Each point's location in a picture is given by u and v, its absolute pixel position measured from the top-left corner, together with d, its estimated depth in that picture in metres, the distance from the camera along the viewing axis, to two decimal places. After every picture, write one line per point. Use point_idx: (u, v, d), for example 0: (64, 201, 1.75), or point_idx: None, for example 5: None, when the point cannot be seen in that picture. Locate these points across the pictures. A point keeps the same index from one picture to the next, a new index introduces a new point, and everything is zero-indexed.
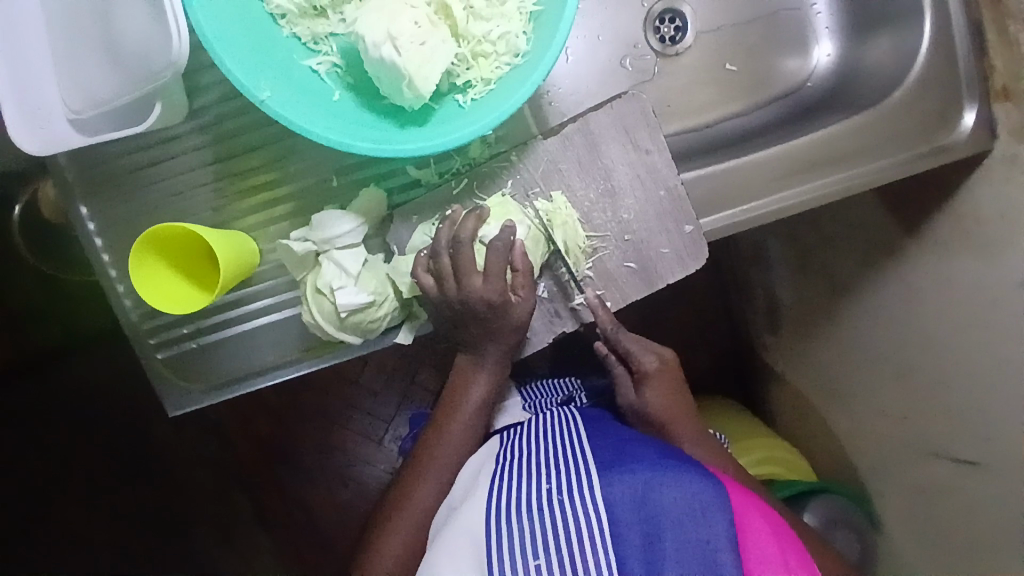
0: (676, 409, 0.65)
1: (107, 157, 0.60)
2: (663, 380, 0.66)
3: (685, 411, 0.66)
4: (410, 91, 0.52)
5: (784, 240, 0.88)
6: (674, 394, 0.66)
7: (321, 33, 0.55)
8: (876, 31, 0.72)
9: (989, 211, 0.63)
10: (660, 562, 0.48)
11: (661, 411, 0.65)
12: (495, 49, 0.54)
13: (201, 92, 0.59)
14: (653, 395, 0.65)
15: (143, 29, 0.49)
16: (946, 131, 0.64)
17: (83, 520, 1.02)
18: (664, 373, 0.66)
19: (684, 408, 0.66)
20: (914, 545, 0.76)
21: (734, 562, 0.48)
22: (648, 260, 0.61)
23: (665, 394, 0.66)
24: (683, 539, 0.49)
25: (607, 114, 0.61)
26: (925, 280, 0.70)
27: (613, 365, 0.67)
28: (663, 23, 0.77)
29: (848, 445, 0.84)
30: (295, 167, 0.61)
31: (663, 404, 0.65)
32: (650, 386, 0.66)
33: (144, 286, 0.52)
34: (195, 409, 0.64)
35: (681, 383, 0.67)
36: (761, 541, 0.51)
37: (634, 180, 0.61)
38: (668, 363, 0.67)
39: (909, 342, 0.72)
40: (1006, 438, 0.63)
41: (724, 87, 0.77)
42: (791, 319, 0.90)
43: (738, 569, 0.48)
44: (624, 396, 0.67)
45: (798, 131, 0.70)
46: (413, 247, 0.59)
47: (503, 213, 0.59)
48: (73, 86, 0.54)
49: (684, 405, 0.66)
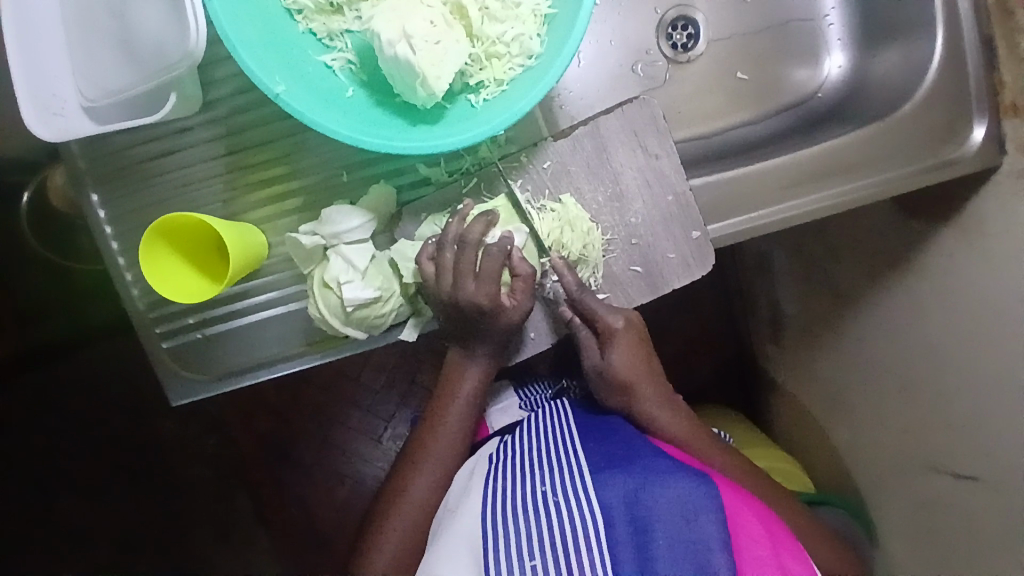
0: (640, 367, 0.63)
1: (120, 146, 0.60)
2: (629, 343, 0.61)
3: (649, 368, 0.64)
4: (423, 90, 0.52)
5: (790, 251, 0.88)
6: (640, 352, 0.63)
7: (336, 30, 0.56)
8: (887, 44, 0.72)
9: (995, 227, 0.63)
10: (654, 562, 0.48)
11: (625, 374, 0.63)
12: (509, 50, 0.54)
13: (215, 84, 0.59)
14: (618, 356, 0.62)
15: (158, 22, 0.50)
16: (954, 145, 0.64)
17: (79, 508, 1.02)
18: (630, 332, 0.61)
19: (648, 365, 0.64)
20: (910, 560, 0.76)
21: (727, 562, 0.48)
22: (653, 265, 0.62)
23: (632, 356, 0.62)
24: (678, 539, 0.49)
25: (617, 118, 0.61)
26: (928, 294, 0.70)
27: (575, 328, 0.62)
28: (675, 30, 0.77)
29: (846, 458, 0.84)
30: (305, 161, 0.61)
31: (627, 365, 0.62)
32: (616, 348, 0.62)
33: (148, 262, 0.52)
34: (198, 399, 0.64)
35: (647, 338, 0.64)
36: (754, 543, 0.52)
37: (642, 184, 0.61)
38: (635, 321, 0.62)
39: (911, 355, 0.73)
40: (1008, 455, 0.63)
41: (734, 95, 0.77)
42: (794, 330, 0.90)
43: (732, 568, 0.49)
44: (588, 355, 0.63)
45: (805, 140, 0.71)
46: (421, 235, 0.60)
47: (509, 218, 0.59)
48: (86, 76, 0.55)
49: (648, 360, 0.64)
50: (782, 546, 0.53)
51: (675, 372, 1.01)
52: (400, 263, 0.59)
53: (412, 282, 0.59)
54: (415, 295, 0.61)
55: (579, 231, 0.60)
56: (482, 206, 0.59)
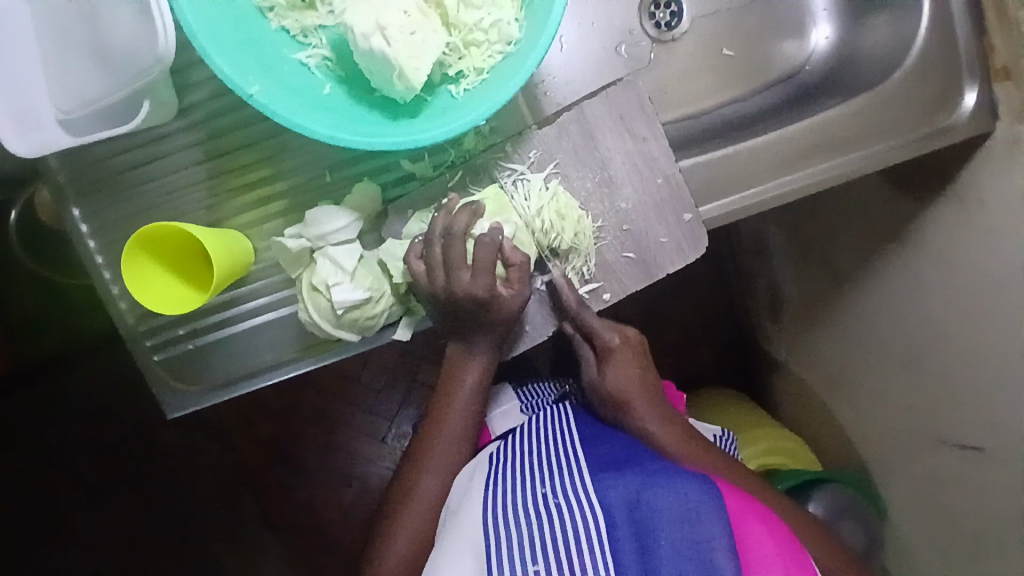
0: (637, 383, 0.63)
1: (99, 157, 0.59)
2: (625, 358, 0.64)
3: (646, 385, 0.64)
4: (401, 82, 0.51)
5: (784, 228, 0.87)
6: (637, 368, 0.64)
7: (310, 26, 0.54)
8: (874, 12, 0.71)
9: (990, 193, 0.62)
10: (655, 563, 0.47)
11: (623, 388, 0.63)
12: (487, 37, 0.53)
13: (190, 88, 0.58)
14: (615, 372, 0.64)
15: (128, 26, 0.48)
16: (945, 113, 0.63)
17: (86, 524, 1.01)
18: (626, 349, 0.64)
19: (646, 384, 0.64)
20: (921, 535, 0.75)
21: (729, 561, 0.47)
22: (646, 250, 0.60)
23: (629, 372, 0.64)
24: (678, 538, 0.48)
25: (603, 102, 0.59)
26: (928, 265, 0.69)
27: (579, 345, 0.65)
28: (658, 9, 0.75)
29: (852, 435, 0.83)
30: (287, 163, 0.60)
31: (625, 381, 0.63)
32: (613, 364, 0.64)
33: (130, 269, 0.51)
34: (195, 410, 0.64)
35: (645, 358, 0.65)
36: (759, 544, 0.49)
37: (631, 168, 0.60)
38: (632, 341, 0.65)
39: (912, 328, 0.72)
40: (1012, 425, 0.62)
41: (721, 73, 0.76)
42: (793, 308, 0.89)
43: (735, 568, 0.47)
44: (587, 371, 0.65)
45: (795, 115, 0.69)
46: (408, 233, 0.58)
47: (497, 209, 0.58)
48: (61, 88, 0.54)
49: (647, 378, 0.65)
50: (786, 551, 0.51)
51: (678, 356, 1.00)
52: (387, 260, 0.57)
53: (401, 280, 0.58)
54: (408, 296, 0.60)
55: (570, 219, 0.58)
56: (468, 198, 0.58)
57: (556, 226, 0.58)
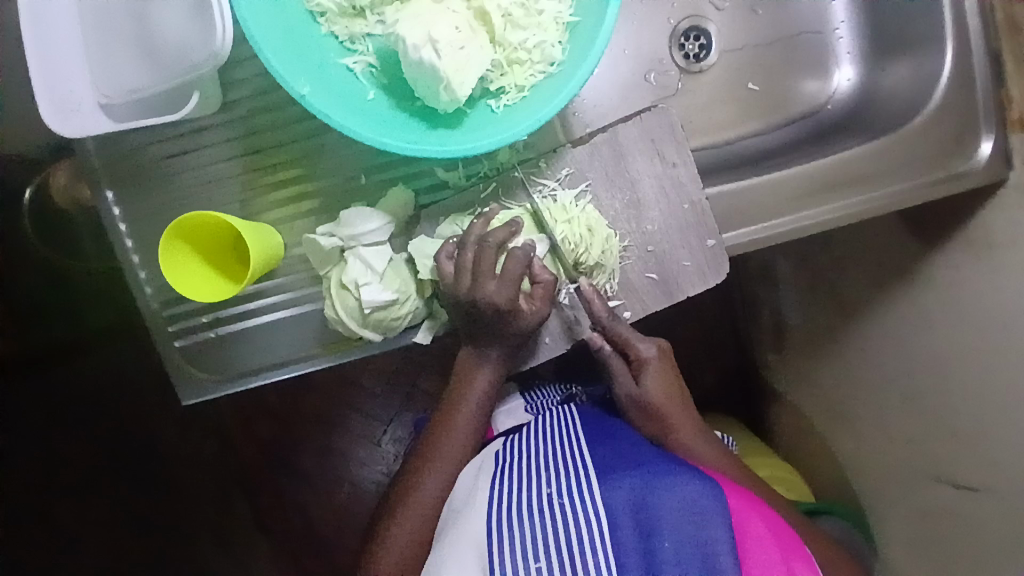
0: (672, 396, 0.65)
1: (137, 144, 0.60)
2: (660, 368, 0.64)
3: (680, 398, 0.65)
4: (446, 94, 0.52)
5: (792, 260, 0.89)
6: (672, 379, 0.65)
7: (358, 33, 0.56)
8: (896, 59, 0.73)
9: (1001, 238, 0.64)
10: (659, 564, 0.48)
11: (659, 399, 0.64)
12: (530, 57, 0.55)
13: (235, 84, 0.59)
14: (651, 383, 0.64)
15: (184, 23, 0.50)
16: (964, 157, 0.65)
17: (74, 509, 1.01)
18: (662, 359, 0.65)
19: (680, 396, 0.65)
20: (911, 568, 0.76)
21: (732, 562, 0.49)
22: (668, 272, 0.62)
23: (664, 384, 0.65)
24: (682, 540, 0.49)
25: (635, 126, 0.62)
26: (934, 304, 0.71)
27: (607, 355, 0.64)
28: (687, 40, 0.78)
29: (846, 467, 0.84)
30: (324, 164, 0.61)
31: (660, 392, 0.64)
32: (649, 374, 0.64)
33: (166, 250, 0.52)
34: (209, 399, 0.64)
35: (677, 370, 0.66)
36: (759, 546, 0.52)
37: (659, 192, 0.62)
38: (666, 352, 0.66)
39: (915, 365, 0.73)
40: (1012, 463, 0.64)
41: (743, 106, 0.78)
42: (795, 339, 0.91)
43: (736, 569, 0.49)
44: (621, 384, 0.64)
45: (813, 152, 0.72)
46: (441, 234, 0.60)
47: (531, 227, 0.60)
48: (105, 72, 0.55)
49: (680, 392, 0.66)
50: (786, 549, 0.53)
51: None
52: (416, 259, 0.58)
53: (428, 279, 0.59)
54: (432, 298, 0.61)
55: (598, 237, 0.60)
56: (506, 211, 0.60)
57: (582, 241, 0.60)
